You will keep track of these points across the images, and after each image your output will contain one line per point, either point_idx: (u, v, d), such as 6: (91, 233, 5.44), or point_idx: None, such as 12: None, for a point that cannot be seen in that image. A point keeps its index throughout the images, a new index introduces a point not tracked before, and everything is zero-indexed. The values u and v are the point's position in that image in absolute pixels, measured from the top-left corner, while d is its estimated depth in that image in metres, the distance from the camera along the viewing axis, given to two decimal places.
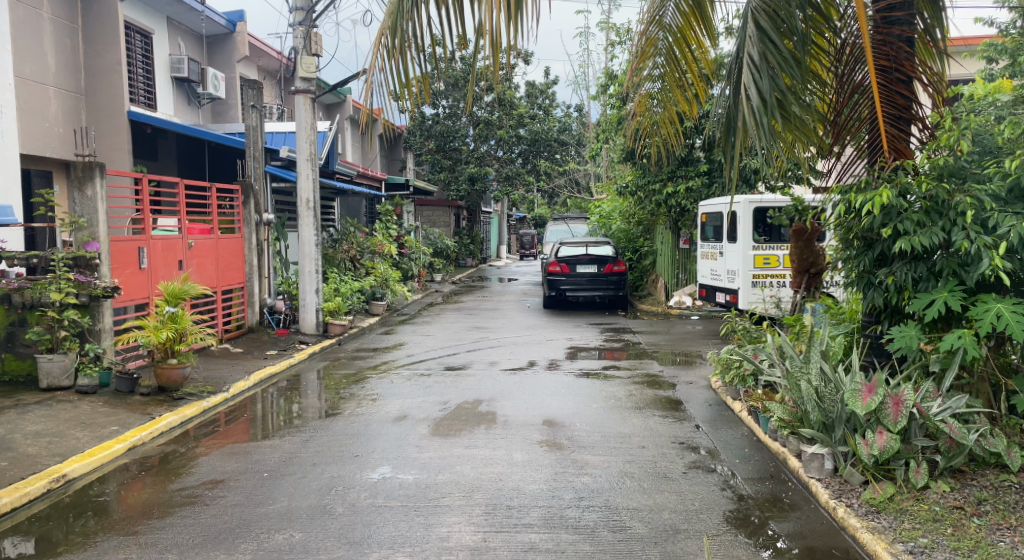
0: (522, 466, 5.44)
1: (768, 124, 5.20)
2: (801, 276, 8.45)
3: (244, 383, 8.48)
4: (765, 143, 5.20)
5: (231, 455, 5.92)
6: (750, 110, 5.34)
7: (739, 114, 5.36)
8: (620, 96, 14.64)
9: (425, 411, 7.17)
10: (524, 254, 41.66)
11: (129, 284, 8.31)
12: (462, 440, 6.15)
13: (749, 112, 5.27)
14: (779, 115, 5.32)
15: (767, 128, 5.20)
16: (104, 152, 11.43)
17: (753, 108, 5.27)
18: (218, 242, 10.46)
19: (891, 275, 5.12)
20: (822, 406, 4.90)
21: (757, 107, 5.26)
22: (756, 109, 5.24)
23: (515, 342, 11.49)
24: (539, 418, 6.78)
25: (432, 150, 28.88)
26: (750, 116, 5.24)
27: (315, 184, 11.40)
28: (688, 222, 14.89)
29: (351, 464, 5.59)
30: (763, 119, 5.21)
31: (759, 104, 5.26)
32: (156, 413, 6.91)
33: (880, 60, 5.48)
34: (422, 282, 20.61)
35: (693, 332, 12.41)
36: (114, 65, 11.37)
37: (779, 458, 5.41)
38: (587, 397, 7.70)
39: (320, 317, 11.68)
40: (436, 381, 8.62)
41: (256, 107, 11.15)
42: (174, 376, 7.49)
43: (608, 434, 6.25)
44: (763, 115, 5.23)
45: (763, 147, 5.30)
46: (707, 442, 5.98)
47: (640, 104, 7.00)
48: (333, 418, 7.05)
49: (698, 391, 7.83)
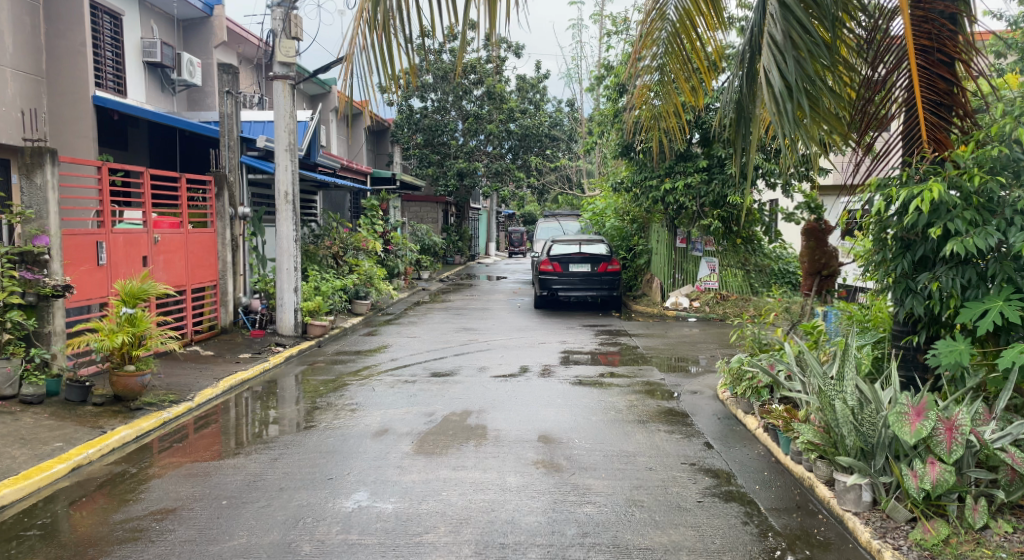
0: (516, 493, 4.83)
1: (792, 112, 4.64)
2: (813, 278, 7.91)
3: (212, 390, 7.78)
4: (788, 134, 4.64)
5: (189, 477, 5.26)
6: (771, 97, 4.75)
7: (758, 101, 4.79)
8: (618, 88, 14.00)
9: (409, 425, 6.52)
10: (513, 252, 41.02)
11: (84, 282, 7.60)
12: (449, 459, 5.51)
13: (771, 99, 4.69)
14: (805, 102, 4.74)
15: (791, 116, 4.64)
16: (67, 140, 10.69)
17: (775, 95, 4.69)
18: (188, 237, 9.76)
19: (935, 281, 4.52)
20: (861, 429, 4.24)
21: (779, 93, 4.67)
22: (778, 97, 4.65)
23: (505, 346, 10.85)
24: (534, 434, 6.15)
25: (419, 144, 28.16)
26: (770, 104, 4.65)
27: (294, 176, 10.75)
28: (684, 220, 14.28)
29: (323, 489, 4.94)
30: (787, 106, 4.64)
31: (780, 92, 4.67)
32: (108, 426, 6.23)
33: (921, 40, 4.88)
34: (409, 280, 19.93)
35: (691, 336, 11.83)
36: (78, 48, 10.69)
37: (804, 484, 4.82)
38: (584, 409, 7.08)
39: (298, 318, 10.99)
40: (421, 389, 7.98)
41: (232, 93, 10.49)
42: (131, 385, 6.77)
43: (611, 454, 5.64)
44: (787, 102, 4.65)
45: (786, 138, 4.73)
46: (722, 464, 5.36)
47: (642, 92, 6.37)
48: (307, 432, 6.40)
49: (705, 402, 7.24)
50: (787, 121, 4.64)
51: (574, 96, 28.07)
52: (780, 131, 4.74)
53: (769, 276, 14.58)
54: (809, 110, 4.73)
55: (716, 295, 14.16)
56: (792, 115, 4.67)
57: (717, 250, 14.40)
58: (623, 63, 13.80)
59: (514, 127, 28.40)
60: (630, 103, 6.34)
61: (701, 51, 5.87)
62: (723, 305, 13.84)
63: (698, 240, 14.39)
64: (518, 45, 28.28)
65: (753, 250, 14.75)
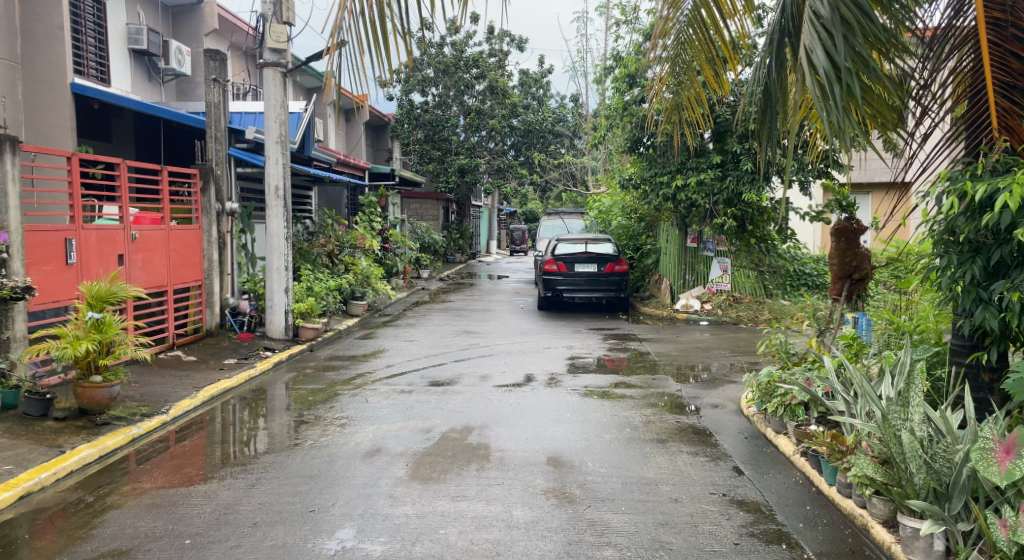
0: (526, 531, 4.21)
1: (840, 97, 3.99)
2: (842, 283, 7.23)
3: (191, 401, 7.14)
4: (836, 123, 3.99)
5: (151, 508, 4.63)
6: (815, 81, 4.08)
7: (798, 86, 4.11)
8: (627, 80, 13.23)
9: (404, 444, 5.89)
10: (515, 251, 40.35)
11: (49, 283, 6.96)
12: (448, 487, 4.87)
13: (815, 83, 4.02)
14: (856, 85, 4.09)
15: (840, 101, 3.98)
16: (42, 130, 10.07)
17: (819, 77, 4.02)
18: (170, 234, 9.13)
19: (1014, 290, 3.87)
20: (933, 466, 3.60)
21: (825, 75, 4.00)
22: (824, 79, 3.99)
23: (509, 351, 10.20)
24: (542, 456, 5.53)
25: (419, 140, 27.43)
26: (812, 88, 4.01)
27: (285, 169, 10.11)
28: (696, 218, 13.65)
29: (302, 525, 4.32)
30: (835, 90, 3.97)
31: (827, 72, 4.02)
32: (68, 445, 5.61)
33: (993, 11, 4.23)
34: (407, 280, 19.25)
35: (704, 341, 11.18)
36: (56, 31, 10.09)
37: (855, 523, 4.20)
38: (597, 425, 6.45)
39: (289, 320, 10.35)
40: (418, 401, 7.33)
41: (219, 80, 9.96)
42: (97, 397, 6.17)
43: (629, 481, 5.01)
44: (834, 86, 3.99)
45: (833, 127, 4.05)
46: (757, 495, 4.72)
47: (666, 76, 5.64)
48: (290, 452, 5.77)
49: (729, 419, 6.60)
50: (835, 106, 4.00)
51: (579, 90, 27.58)
52: (826, 118, 4.11)
53: (783, 278, 13.97)
54: (861, 95, 4.09)
55: (729, 297, 13.49)
56: (841, 100, 4.04)
57: (730, 250, 13.74)
58: (633, 53, 13.16)
59: (517, 122, 27.89)
60: (650, 90, 5.63)
61: (724, 35, 5.22)
62: (737, 307, 13.20)
63: (710, 240, 13.75)
64: (521, 38, 27.67)
65: (767, 250, 13.94)
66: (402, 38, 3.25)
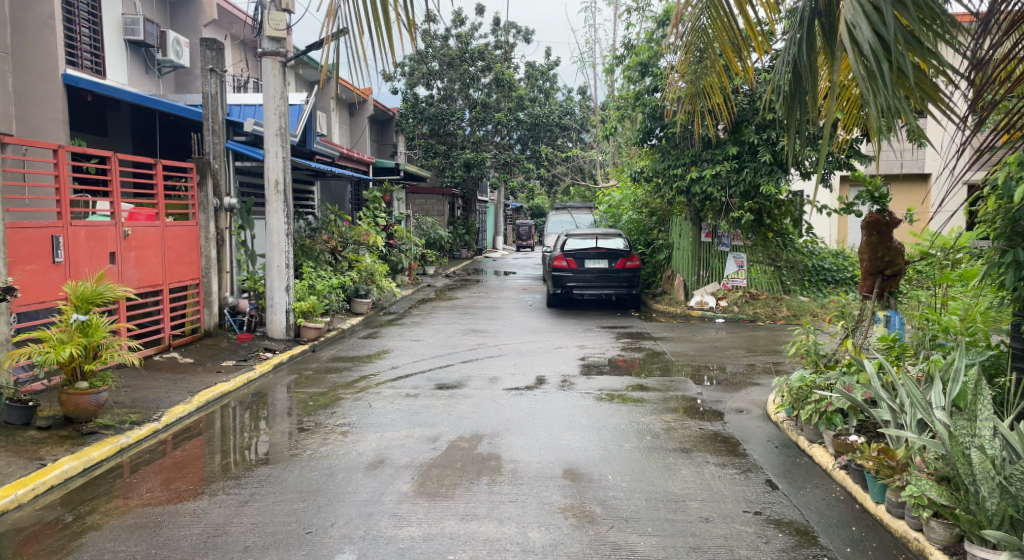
0: (543, 557, 3.82)
1: (889, 75, 3.54)
2: (874, 278, 6.77)
3: (185, 406, 6.76)
4: (883, 104, 3.53)
5: (135, 529, 4.25)
6: (858, 59, 3.62)
7: (839, 63, 3.64)
8: (639, 69, 12.77)
9: (409, 454, 5.49)
10: (522, 246, 39.76)
11: (35, 282, 6.58)
12: (456, 505, 4.48)
13: (859, 60, 3.57)
14: (905, 64, 3.65)
15: (889, 79, 3.53)
16: (33, 122, 9.67)
17: (865, 53, 3.56)
18: (165, 230, 8.75)
19: None
20: (1010, 490, 3.24)
21: (871, 49, 3.55)
22: (870, 56, 3.54)
23: (518, 351, 9.79)
24: (558, 468, 5.13)
25: (425, 134, 27.07)
26: (856, 68, 3.55)
27: (284, 163, 9.72)
28: (710, 212, 13.20)
29: (298, 550, 3.94)
30: (883, 66, 3.52)
31: (874, 49, 3.56)
32: (50, 457, 5.23)
33: None
34: (413, 277, 18.83)
35: (720, 339, 10.81)
36: (47, 20, 9.75)
37: (909, 548, 3.80)
38: (615, 433, 6.03)
39: (291, 319, 9.98)
40: (424, 406, 6.93)
41: (216, 70, 9.57)
42: (83, 404, 5.79)
43: (654, 497, 4.61)
44: (883, 62, 3.54)
45: (879, 109, 3.59)
46: (795, 514, 4.32)
47: (685, 61, 5.17)
48: (288, 463, 5.38)
49: (755, 426, 6.18)
50: (884, 86, 3.56)
51: (587, 83, 27.21)
52: (873, 100, 3.65)
53: (801, 273, 13.57)
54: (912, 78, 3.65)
55: (745, 294, 13.03)
56: (890, 79, 3.58)
57: (746, 245, 13.33)
58: (646, 41, 12.74)
59: (523, 116, 27.53)
60: (668, 77, 5.12)
61: (746, 18, 4.76)
62: (754, 304, 12.72)
63: (725, 234, 13.22)
64: (528, 30, 27.26)
65: (784, 244, 13.67)
66: (405, 28, 2.93)
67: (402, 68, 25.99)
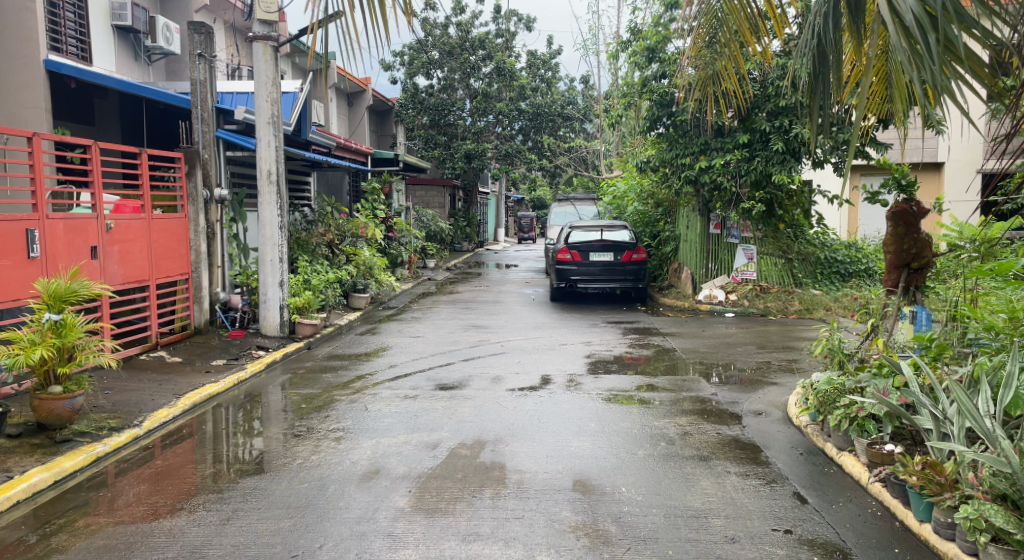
0: None
1: (935, 48, 3.10)
2: (899, 272, 6.36)
3: (169, 409, 6.36)
4: (929, 81, 3.09)
5: (104, 551, 3.87)
6: (899, 31, 3.16)
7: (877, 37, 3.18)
8: (646, 54, 12.30)
9: (407, 463, 5.09)
10: (523, 238, 39.23)
11: (8, 279, 6.19)
12: (458, 523, 4.09)
13: (900, 31, 3.12)
14: (953, 36, 3.20)
15: (935, 53, 3.09)
16: (13, 111, 9.26)
17: (908, 22, 3.11)
18: (151, 223, 8.34)
19: None
20: None
21: (914, 19, 3.11)
22: (913, 25, 3.10)
23: (522, 348, 9.37)
24: (567, 479, 4.74)
25: (425, 125, 26.52)
26: (896, 42, 3.12)
27: (277, 152, 9.30)
28: (719, 202, 12.81)
29: None
30: (930, 38, 3.08)
31: (917, 18, 3.12)
32: (18, 469, 4.84)
33: None
34: (413, 271, 18.40)
35: (731, 335, 10.41)
36: (27, 3, 9.35)
37: None
38: (626, 438, 5.63)
39: (285, 316, 9.58)
40: (423, 409, 6.53)
41: (204, 56, 9.14)
42: (56, 410, 5.40)
43: (673, 513, 4.21)
44: (928, 34, 3.09)
45: (923, 89, 3.14)
46: (830, 533, 3.93)
47: (696, 46, 4.69)
48: (275, 473, 4.98)
49: (776, 431, 5.78)
50: (929, 62, 3.11)
51: (591, 71, 26.75)
52: (917, 78, 3.20)
53: (813, 265, 13.15)
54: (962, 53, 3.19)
55: (755, 287, 12.57)
56: (936, 53, 3.14)
57: (755, 236, 12.91)
58: (653, 25, 12.25)
59: (525, 106, 27.11)
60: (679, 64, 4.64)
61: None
62: (764, 298, 12.24)
63: (734, 226, 12.93)
64: (530, 18, 26.79)
65: (795, 236, 13.29)
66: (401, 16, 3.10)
67: (401, 57, 25.53)
